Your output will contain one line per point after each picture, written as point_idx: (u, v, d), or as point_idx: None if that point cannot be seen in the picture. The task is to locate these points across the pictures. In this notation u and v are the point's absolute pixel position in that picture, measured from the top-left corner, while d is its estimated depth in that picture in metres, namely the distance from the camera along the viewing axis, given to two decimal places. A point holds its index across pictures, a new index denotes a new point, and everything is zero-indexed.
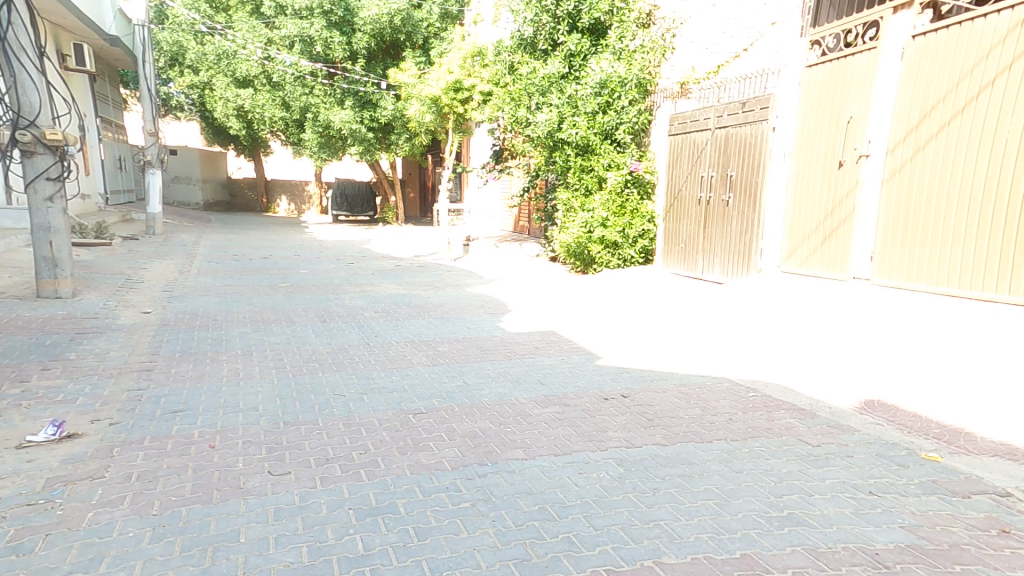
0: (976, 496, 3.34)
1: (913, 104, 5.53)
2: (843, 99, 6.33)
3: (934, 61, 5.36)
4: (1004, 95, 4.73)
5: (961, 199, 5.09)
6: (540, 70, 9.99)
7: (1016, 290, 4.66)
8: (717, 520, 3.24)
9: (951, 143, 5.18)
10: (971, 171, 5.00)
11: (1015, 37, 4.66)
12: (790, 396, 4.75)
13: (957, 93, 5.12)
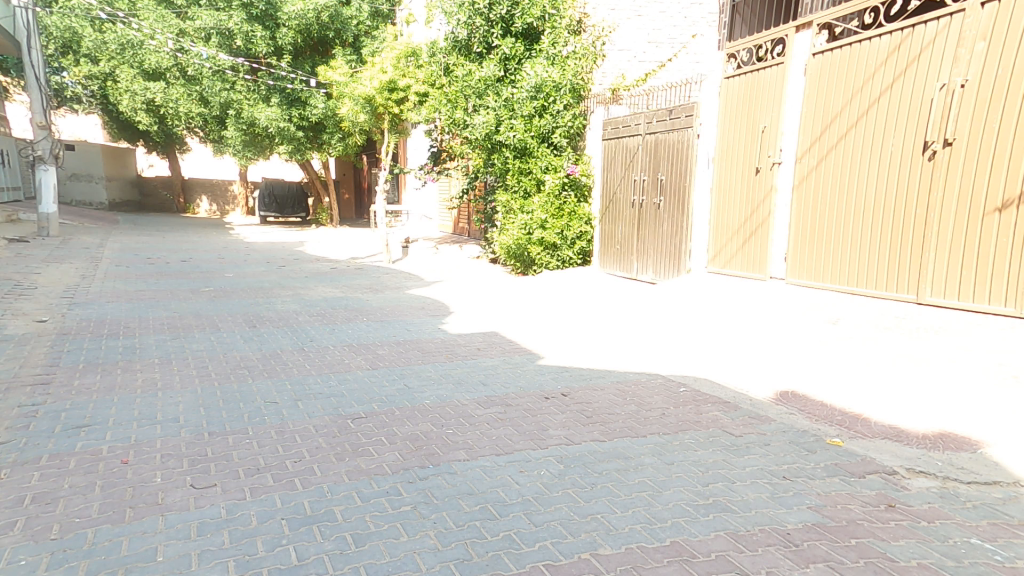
0: (870, 475, 3.69)
1: (816, 116, 5.99)
2: (757, 110, 6.74)
3: (831, 77, 5.84)
4: (889, 112, 5.27)
5: (856, 206, 5.59)
6: (476, 72, 10.02)
7: (902, 286, 5.21)
8: (650, 511, 3.39)
9: (846, 155, 5.69)
10: (864, 181, 5.52)
11: (895, 60, 5.24)
12: (716, 390, 5.03)
13: (852, 108, 5.63)
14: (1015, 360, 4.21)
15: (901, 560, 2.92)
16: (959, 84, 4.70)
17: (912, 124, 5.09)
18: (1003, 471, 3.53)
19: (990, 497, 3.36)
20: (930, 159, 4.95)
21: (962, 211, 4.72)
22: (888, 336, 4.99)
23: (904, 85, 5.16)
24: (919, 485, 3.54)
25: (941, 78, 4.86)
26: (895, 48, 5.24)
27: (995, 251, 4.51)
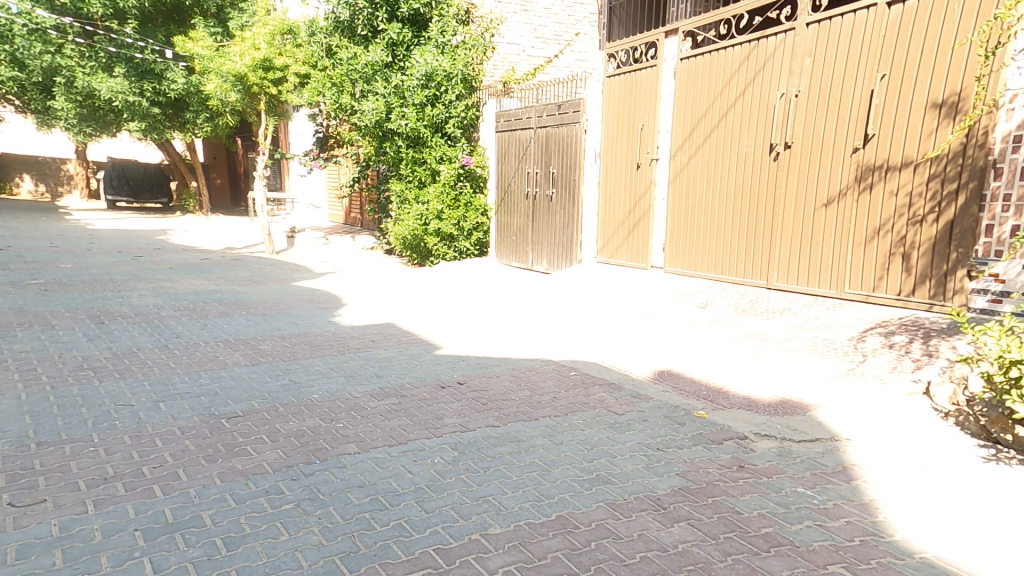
0: (727, 441, 4.14)
1: (686, 117, 6.52)
2: (636, 109, 7.19)
3: (697, 81, 6.39)
4: (743, 115, 5.90)
5: (719, 201, 6.21)
6: (362, 56, 9.72)
7: (758, 272, 5.89)
8: (538, 489, 3.53)
9: (709, 154, 6.28)
10: (724, 179, 6.13)
11: (746, 68, 5.85)
12: (603, 372, 5.25)
13: (714, 110, 6.20)
14: (834, 334, 4.94)
15: (747, 512, 3.34)
16: (794, 94, 5.40)
17: (760, 127, 5.74)
18: (825, 429, 4.10)
19: (814, 452, 3.91)
20: (775, 159, 5.61)
21: (800, 205, 5.42)
22: (744, 318, 5.58)
23: (752, 93, 5.81)
24: (763, 446, 4.03)
25: (780, 88, 5.53)
26: (745, 58, 5.86)
27: (823, 241, 5.27)
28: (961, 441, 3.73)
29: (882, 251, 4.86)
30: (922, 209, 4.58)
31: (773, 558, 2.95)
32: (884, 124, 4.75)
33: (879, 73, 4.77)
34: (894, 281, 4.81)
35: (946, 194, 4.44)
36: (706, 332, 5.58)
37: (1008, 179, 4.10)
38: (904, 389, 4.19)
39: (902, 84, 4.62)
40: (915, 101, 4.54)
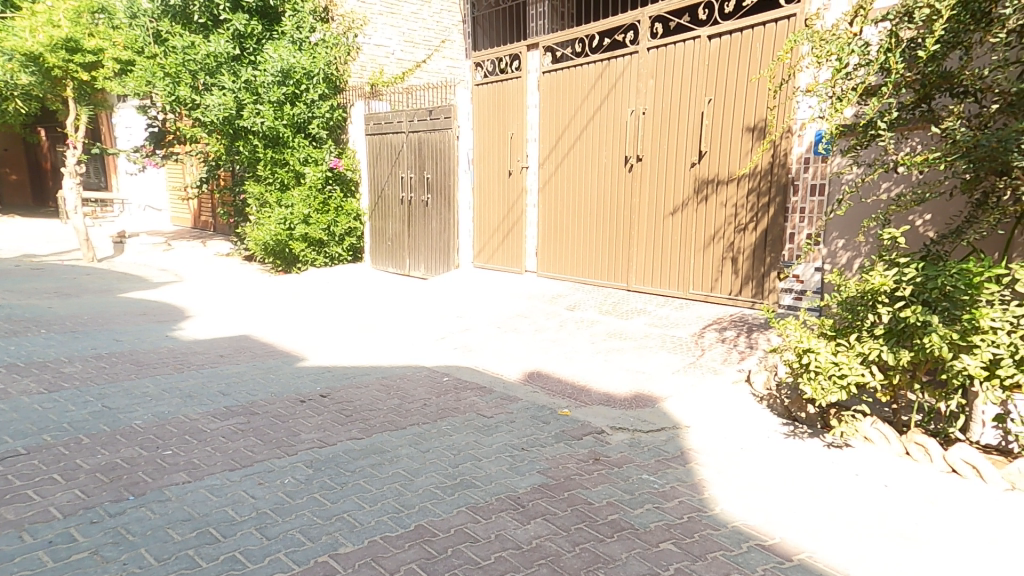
0: (586, 436, 4.35)
1: (551, 128, 6.84)
2: (506, 118, 7.40)
3: (559, 94, 6.73)
4: (601, 129, 6.31)
5: (584, 208, 6.58)
6: (201, 46, 9.23)
7: (620, 276, 6.36)
8: (399, 499, 3.38)
9: (573, 164, 6.63)
10: (588, 187, 6.51)
11: (602, 85, 6.26)
12: (476, 376, 5.22)
13: (575, 122, 6.55)
14: (680, 331, 5.46)
15: (597, 503, 3.54)
16: (641, 111, 5.88)
17: (615, 140, 6.19)
18: (669, 418, 4.49)
19: (659, 440, 4.27)
20: (629, 171, 6.07)
21: (651, 214, 5.92)
22: (607, 318, 5.96)
23: (607, 108, 6.24)
24: (617, 439, 4.31)
25: (630, 105, 6.00)
26: (599, 75, 6.28)
27: (671, 246, 5.82)
28: (770, 421, 4.41)
29: (717, 255, 5.49)
30: (746, 219, 5.25)
31: (615, 542, 3.17)
32: (713, 143, 5.35)
33: (706, 97, 5.35)
34: (726, 282, 5.47)
35: (761, 206, 5.14)
36: (571, 332, 5.86)
37: (804, 195, 4.88)
38: (732, 378, 4.84)
39: (725, 108, 5.23)
40: (735, 125, 5.17)
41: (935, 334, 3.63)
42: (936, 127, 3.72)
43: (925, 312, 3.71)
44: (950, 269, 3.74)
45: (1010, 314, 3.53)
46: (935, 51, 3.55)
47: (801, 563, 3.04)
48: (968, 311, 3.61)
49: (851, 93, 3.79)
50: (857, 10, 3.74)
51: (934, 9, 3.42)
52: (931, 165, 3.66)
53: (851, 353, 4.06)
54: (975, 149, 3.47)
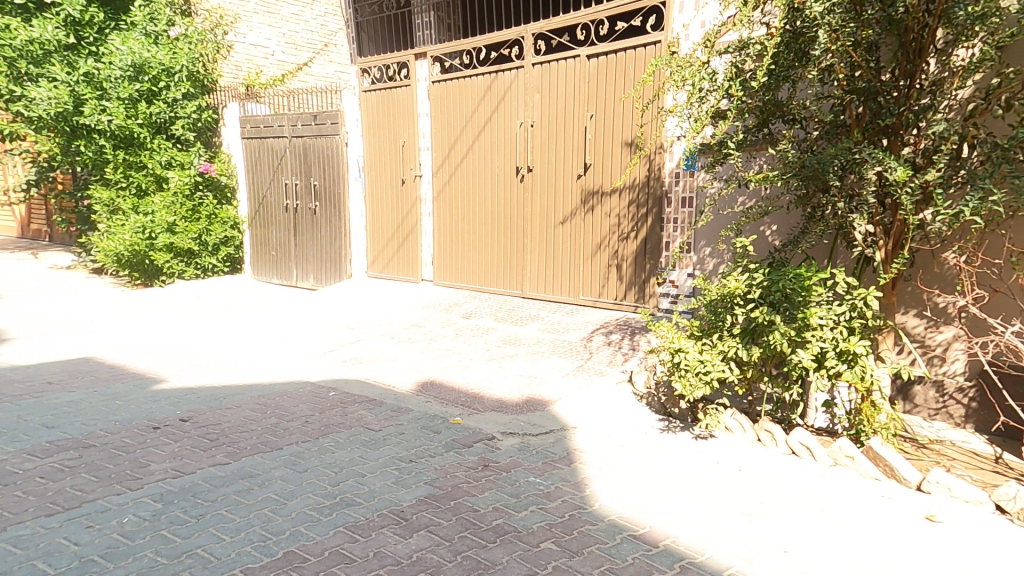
0: (476, 443, 4.30)
1: (444, 137, 6.89)
2: (397, 126, 7.34)
3: (450, 103, 6.80)
4: (493, 140, 6.45)
5: (480, 217, 6.68)
6: (24, 32, 8.44)
7: (517, 284, 6.53)
8: (266, 526, 3.15)
9: (468, 173, 6.70)
10: (483, 197, 6.61)
11: (492, 97, 6.40)
12: (365, 390, 5.04)
13: (467, 132, 6.64)
14: (570, 336, 5.69)
15: (483, 510, 3.53)
16: (530, 124, 6.09)
17: (507, 151, 6.35)
18: (557, 420, 4.62)
19: (547, 443, 4.37)
20: (521, 181, 6.25)
21: (543, 223, 6.14)
22: (503, 325, 6.07)
23: (498, 119, 6.37)
24: (507, 443, 4.33)
25: (519, 118, 6.19)
26: (487, 87, 6.42)
27: (562, 254, 6.07)
28: (647, 417, 4.72)
29: (603, 263, 5.81)
30: (628, 228, 5.60)
31: (497, 548, 3.19)
32: (596, 156, 5.65)
33: (588, 112, 5.66)
34: (612, 288, 5.80)
35: (641, 216, 5.50)
36: (467, 340, 5.88)
37: (676, 206, 5.28)
38: (616, 378, 5.12)
39: (606, 124, 5.55)
40: (615, 140, 5.51)
41: (778, 332, 4.15)
42: (774, 147, 4.23)
43: (770, 312, 4.22)
44: (788, 274, 4.27)
45: (832, 312, 4.12)
46: (770, 82, 4.06)
47: (666, 548, 3.27)
48: (802, 310, 4.14)
49: (703, 116, 4.26)
50: (705, 42, 4.18)
51: (763, 47, 3.98)
52: (771, 182, 4.21)
53: (713, 351, 4.49)
54: (803, 168, 4.02)
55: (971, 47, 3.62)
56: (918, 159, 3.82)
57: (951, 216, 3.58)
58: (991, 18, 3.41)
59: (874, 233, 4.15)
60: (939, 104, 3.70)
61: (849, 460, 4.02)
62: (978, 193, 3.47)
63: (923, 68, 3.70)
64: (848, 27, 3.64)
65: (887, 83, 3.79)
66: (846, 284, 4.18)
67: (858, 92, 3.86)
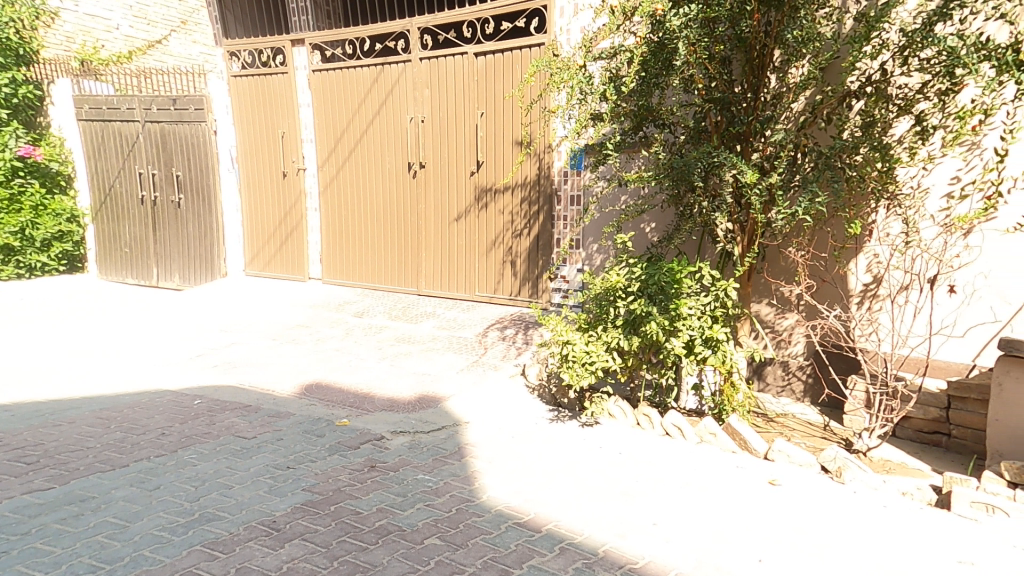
0: (363, 445, 4.15)
1: (328, 129, 6.74)
2: (276, 115, 7.06)
3: (334, 93, 6.64)
4: (382, 134, 6.41)
5: (375, 213, 6.60)
6: None
7: (415, 284, 6.56)
8: (99, 554, 2.82)
9: (361, 168, 6.59)
10: (377, 192, 6.54)
11: (379, 90, 6.33)
12: (238, 396, 4.71)
13: (354, 125, 6.55)
14: (466, 332, 5.75)
15: (366, 512, 3.40)
16: (420, 119, 6.11)
17: (398, 146, 6.34)
18: (450, 417, 4.60)
19: (438, 439, 4.32)
20: (413, 178, 6.28)
21: (439, 220, 6.21)
22: (396, 323, 6.02)
23: (390, 113, 6.31)
24: (397, 442, 4.24)
25: (409, 113, 6.18)
26: (374, 80, 6.35)
27: (458, 251, 6.17)
28: (538, 409, 4.86)
29: (498, 259, 5.96)
30: (521, 225, 5.76)
31: (378, 549, 3.09)
32: (488, 154, 5.79)
33: (478, 110, 5.76)
34: (507, 284, 5.98)
35: (533, 214, 5.68)
36: (359, 339, 5.72)
37: (565, 204, 5.51)
38: (509, 372, 5.22)
39: (495, 122, 5.68)
40: (506, 139, 5.65)
41: (654, 322, 4.45)
42: (647, 149, 4.52)
43: (647, 304, 4.51)
44: (662, 268, 4.58)
45: (700, 302, 4.49)
46: (642, 89, 4.31)
47: (549, 532, 3.38)
48: (674, 301, 4.48)
49: (583, 117, 4.46)
50: (583, 46, 4.39)
51: (630, 52, 4.24)
52: (647, 182, 4.49)
53: (599, 342, 4.72)
54: (672, 170, 4.32)
55: (801, 65, 4.14)
56: (766, 162, 4.26)
57: (789, 215, 4.06)
58: (812, 42, 3.91)
59: (733, 231, 4.57)
60: (779, 116, 4.20)
61: (712, 437, 4.43)
62: (808, 196, 3.94)
63: (765, 83, 4.17)
64: (704, 42, 3.97)
65: (737, 94, 4.20)
66: (711, 277, 4.58)
67: (715, 101, 4.22)
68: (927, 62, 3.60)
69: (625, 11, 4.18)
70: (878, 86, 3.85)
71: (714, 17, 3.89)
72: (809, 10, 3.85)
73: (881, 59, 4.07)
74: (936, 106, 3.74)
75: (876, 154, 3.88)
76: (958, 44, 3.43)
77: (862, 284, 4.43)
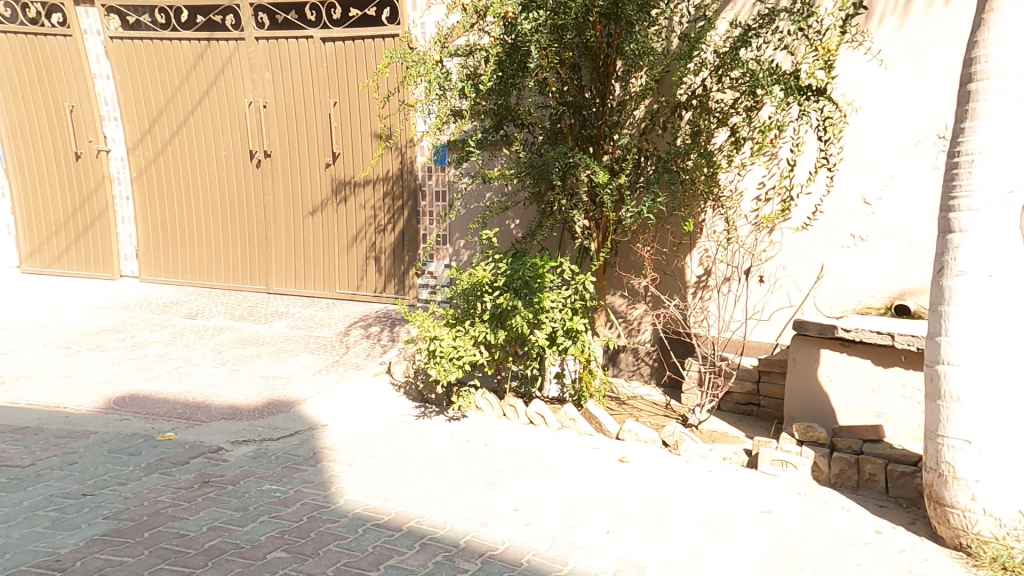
0: (193, 459, 3.77)
1: (141, 108, 6.38)
2: (60, 87, 6.47)
3: (152, 68, 6.26)
4: (212, 117, 6.20)
5: (223, 206, 6.32)
6: None
7: (265, 285, 6.32)
8: None
9: (204, 158, 6.30)
10: (225, 184, 6.27)
11: (212, 70, 6.10)
12: (10, 417, 4.04)
13: (176, 105, 6.27)
14: (324, 332, 5.57)
15: (192, 534, 3.07)
16: (261, 104, 6.00)
17: (236, 132, 6.15)
18: (305, 420, 4.35)
19: (290, 445, 4.06)
20: (256, 167, 6.13)
21: (290, 214, 6.10)
22: (239, 322, 5.72)
23: (231, 99, 6.11)
24: (238, 453, 3.90)
25: (248, 96, 6.04)
26: (199, 57, 6.11)
27: (315, 246, 6.08)
28: (404, 406, 4.79)
29: (361, 255, 5.93)
30: (384, 220, 5.79)
31: (206, 572, 2.80)
32: (345, 146, 5.80)
33: (331, 98, 5.77)
34: (370, 281, 5.96)
35: (397, 209, 5.71)
36: (196, 342, 5.32)
37: (430, 200, 5.60)
38: (373, 371, 5.09)
39: (349, 112, 5.73)
40: (365, 132, 5.69)
41: (519, 315, 4.59)
42: (509, 147, 4.63)
43: (512, 298, 4.63)
44: (526, 263, 4.71)
45: (561, 295, 4.71)
46: (501, 89, 4.42)
47: (410, 529, 3.33)
48: (537, 295, 4.64)
49: (442, 113, 4.44)
50: (438, 41, 4.41)
51: (482, 52, 4.34)
52: (509, 179, 4.60)
53: (466, 337, 4.75)
54: (531, 168, 4.46)
55: (640, 76, 4.54)
56: (615, 164, 4.59)
57: (636, 213, 4.41)
58: (647, 56, 4.28)
59: (590, 228, 4.87)
60: (624, 122, 4.54)
61: (572, 422, 4.68)
62: (652, 196, 4.31)
63: (610, 90, 4.51)
64: (554, 47, 4.19)
65: (588, 99, 4.49)
66: (571, 272, 4.79)
67: (567, 105, 4.47)
68: (737, 81, 4.18)
69: (477, 9, 4.26)
70: (701, 100, 4.39)
71: (561, 24, 4.14)
72: (642, 26, 4.20)
73: (702, 76, 4.62)
74: (745, 120, 4.36)
75: (702, 161, 4.40)
76: (757, 67, 4.03)
77: (697, 276, 4.98)
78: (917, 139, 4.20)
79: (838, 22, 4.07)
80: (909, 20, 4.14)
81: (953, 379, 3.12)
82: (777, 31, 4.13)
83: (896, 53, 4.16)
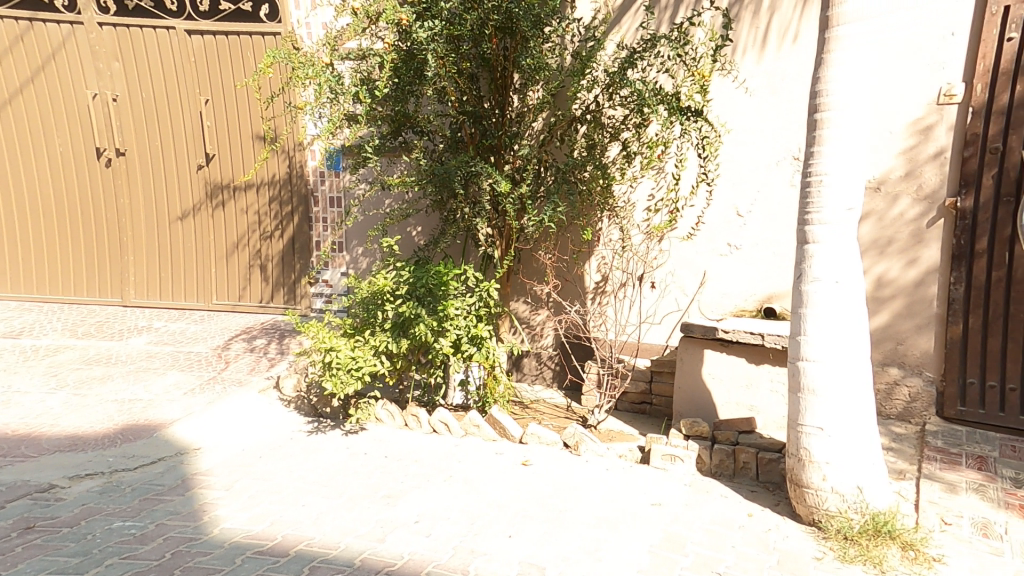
0: (13, 502, 3.30)
1: None
2: None
3: None
4: (44, 110, 5.74)
5: (70, 209, 5.89)
6: None
7: (121, 296, 5.95)
8: None
9: (45, 155, 5.83)
10: (75, 185, 5.85)
11: (43, 57, 5.60)
12: None
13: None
14: (198, 348, 5.24)
15: None
16: (110, 97, 5.60)
17: (79, 127, 5.73)
18: (171, 445, 4.00)
19: (150, 475, 3.70)
20: (105, 165, 5.77)
21: (152, 218, 5.81)
22: (82, 339, 5.31)
23: (73, 90, 5.65)
24: (78, 490, 3.49)
25: (91, 88, 5.61)
26: (23, 39, 5.59)
27: (185, 252, 5.82)
28: (296, 422, 4.55)
29: (244, 262, 5.73)
30: (270, 227, 5.63)
31: None
32: (219, 146, 5.59)
33: (202, 96, 5.51)
34: (254, 290, 5.78)
35: (286, 215, 5.55)
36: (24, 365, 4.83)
37: (323, 206, 5.42)
38: (258, 387, 4.81)
39: (220, 111, 5.52)
40: (245, 133, 5.52)
41: (423, 323, 4.49)
42: (408, 154, 4.54)
43: (416, 307, 4.52)
44: (430, 271, 4.64)
45: (466, 303, 4.67)
46: (396, 95, 4.35)
47: (298, 553, 3.12)
48: (441, 303, 4.57)
49: (336, 117, 4.27)
50: (327, 43, 4.33)
51: (378, 58, 4.25)
52: (410, 186, 4.50)
53: (366, 347, 4.57)
54: (433, 176, 4.43)
55: (538, 89, 4.62)
56: (517, 173, 4.67)
57: (538, 222, 4.50)
58: (543, 71, 4.41)
59: (493, 236, 4.85)
60: (524, 133, 4.65)
61: (476, 428, 4.69)
62: (552, 205, 4.44)
63: (509, 100, 4.58)
64: (451, 57, 4.18)
65: (487, 109, 4.54)
66: (475, 278, 4.79)
67: (467, 114, 4.48)
68: (626, 99, 4.44)
69: (368, 13, 4.20)
70: (595, 115, 4.60)
71: (458, 34, 4.13)
72: (538, 42, 4.33)
73: (594, 93, 4.86)
74: (635, 135, 4.60)
75: (598, 173, 4.60)
76: (645, 88, 4.31)
77: (595, 282, 5.23)
78: (778, 159, 4.68)
79: (710, 50, 4.46)
80: (767, 54, 4.64)
81: (812, 373, 3.51)
82: (658, 56, 4.48)
83: (758, 82, 4.65)
